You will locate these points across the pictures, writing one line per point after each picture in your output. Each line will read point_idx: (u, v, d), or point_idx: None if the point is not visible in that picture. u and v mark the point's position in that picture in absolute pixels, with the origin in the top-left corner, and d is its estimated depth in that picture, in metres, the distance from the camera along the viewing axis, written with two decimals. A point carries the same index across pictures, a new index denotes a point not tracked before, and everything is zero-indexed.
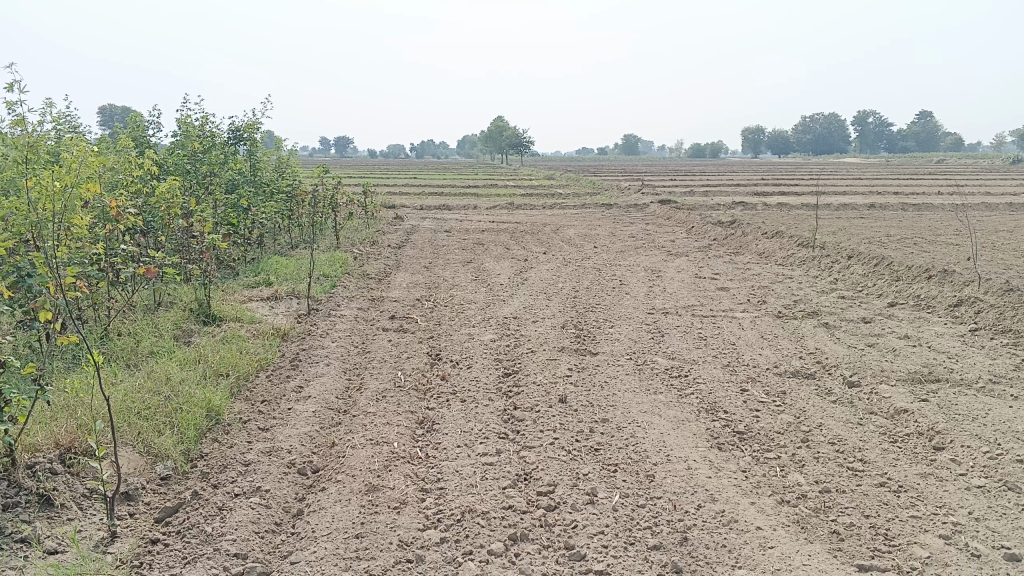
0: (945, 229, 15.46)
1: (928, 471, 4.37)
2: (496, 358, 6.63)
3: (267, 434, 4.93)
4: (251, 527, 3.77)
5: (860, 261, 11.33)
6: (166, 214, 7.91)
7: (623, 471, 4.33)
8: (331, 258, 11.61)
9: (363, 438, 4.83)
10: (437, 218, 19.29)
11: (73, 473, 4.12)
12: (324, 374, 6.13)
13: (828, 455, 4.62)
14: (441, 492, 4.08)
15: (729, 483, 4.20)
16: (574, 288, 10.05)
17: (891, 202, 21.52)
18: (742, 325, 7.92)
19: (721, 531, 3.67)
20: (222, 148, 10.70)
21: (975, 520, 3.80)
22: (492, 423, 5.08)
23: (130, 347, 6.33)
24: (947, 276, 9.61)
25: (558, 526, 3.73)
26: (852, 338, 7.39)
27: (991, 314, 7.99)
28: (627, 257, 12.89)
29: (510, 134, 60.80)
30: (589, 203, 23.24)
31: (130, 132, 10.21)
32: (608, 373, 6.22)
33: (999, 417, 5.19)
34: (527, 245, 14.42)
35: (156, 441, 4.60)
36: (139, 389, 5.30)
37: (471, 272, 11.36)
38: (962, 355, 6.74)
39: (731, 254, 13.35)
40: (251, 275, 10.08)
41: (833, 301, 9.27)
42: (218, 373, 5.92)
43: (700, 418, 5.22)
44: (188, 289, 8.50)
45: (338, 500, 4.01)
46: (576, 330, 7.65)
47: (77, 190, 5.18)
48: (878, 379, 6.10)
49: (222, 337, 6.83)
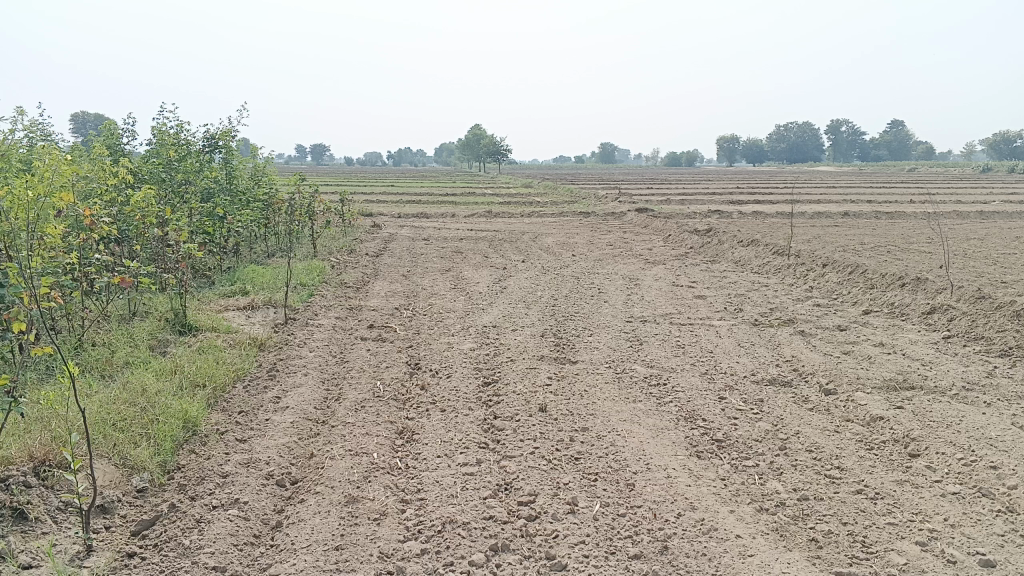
0: (917, 237, 15.69)
1: (904, 478, 4.42)
2: (475, 367, 6.63)
3: (246, 445, 4.89)
4: (229, 539, 3.74)
5: (835, 269, 11.46)
6: (141, 223, 7.84)
7: (604, 480, 4.34)
8: (309, 267, 11.54)
9: (343, 448, 4.80)
10: (415, 226, 19.25)
11: (47, 485, 4.06)
12: (302, 385, 6.09)
13: (805, 462, 4.66)
14: (421, 503, 4.07)
15: (708, 491, 4.23)
16: (553, 296, 10.07)
17: (864, 211, 21.80)
18: (719, 333, 7.98)
19: (701, 540, 3.68)
20: (197, 157, 10.65)
21: (951, 527, 3.85)
22: (472, 433, 5.07)
23: (105, 358, 6.26)
24: (920, 284, 9.75)
25: (539, 536, 3.72)
26: (828, 346, 7.47)
27: (963, 321, 8.11)
28: (605, 265, 12.95)
29: (487, 142, 60.82)
30: (567, 211, 23.31)
31: (103, 140, 10.12)
32: (587, 382, 6.24)
33: (973, 424, 5.27)
34: (504, 253, 14.43)
35: (132, 453, 4.54)
36: (114, 401, 5.24)
37: (449, 281, 11.36)
38: (936, 362, 6.83)
39: (708, 262, 13.45)
40: (227, 285, 10.01)
41: (808, 309, 9.37)
42: (195, 384, 5.86)
43: (679, 426, 5.25)
44: (163, 298, 8.41)
45: (317, 511, 3.98)
46: (555, 338, 7.66)
47: (50, 199, 5.10)
48: (854, 387, 6.17)
49: (199, 347, 6.76)
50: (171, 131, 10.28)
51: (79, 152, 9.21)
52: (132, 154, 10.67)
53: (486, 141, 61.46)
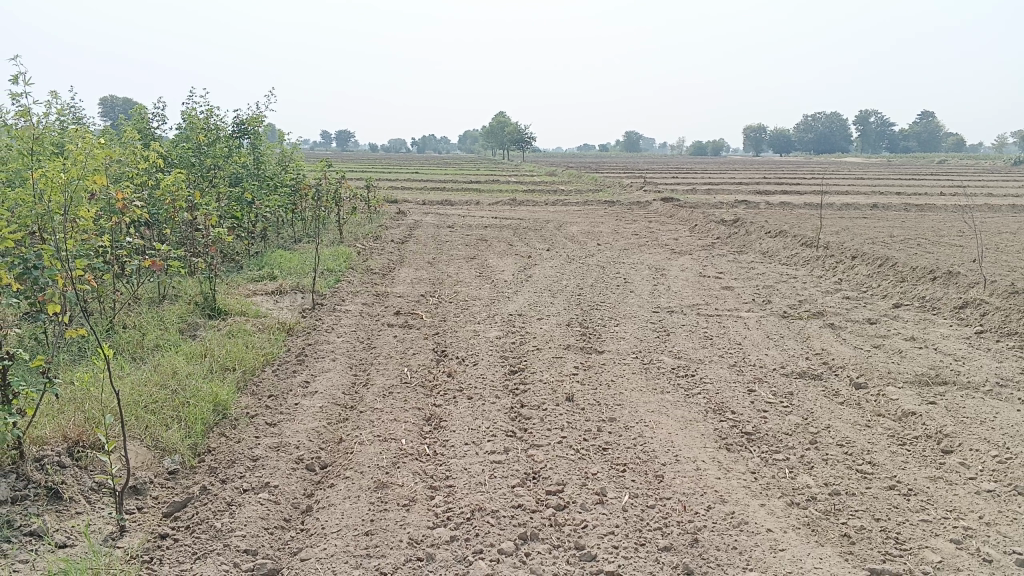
0: (949, 230, 15.46)
1: (937, 474, 4.36)
2: (502, 355, 6.63)
3: (275, 429, 4.92)
4: (260, 523, 3.76)
5: (864, 262, 11.32)
6: (172, 207, 7.89)
7: (632, 471, 4.32)
8: (335, 252, 11.59)
9: (371, 434, 4.82)
10: (439, 213, 19.23)
11: (81, 466, 4.11)
12: (330, 370, 6.13)
13: (836, 456, 4.61)
14: (450, 490, 4.07)
15: (739, 484, 4.20)
16: (579, 285, 10.02)
17: (894, 203, 21.50)
18: (747, 325, 7.92)
19: (732, 533, 3.66)
20: (226, 142, 10.72)
21: (986, 525, 3.79)
22: (500, 421, 5.07)
23: (136, 340, 6.33)
24: (952, 278, 9.60)
25: (568, 526, 3.71)
26: (858, 339, 7.39)
27: (997, 316, 7.98)
28: (631, 254, 12.90)
29: (511, 130, 60.63)
30: (592, 199, 23.23)
31: (134, 124, 10.20)
32: (614, 372, 6.21)
33: (1008, 420, 5.18)
34: (529, 241, 14.41)
35: (164, 436, 4.59)
36: (146, 383, 5.29)
37: (475, 268, 11.35)
38: (968, 358, 6.73)
39: (735, 253, 13.34)
40: (255, 269, 10.08)
41: (838, 302, 9.26)
42: (224, 367, 5.91)
43: (708, 418, 5.21)
44: (193, 282, 8.49)
45: (347, 497, 4.00)
46: (581, 328, 7.64)
47: (83, 182, 5.13)
48: (885, 381, 6.10)
49: (228, 331, 6.81)
50: (201, 116, 10.34)
51: (110, 136, 9.30)
52: (162, 140, 10.75)
53: (510, 129, 61.30)
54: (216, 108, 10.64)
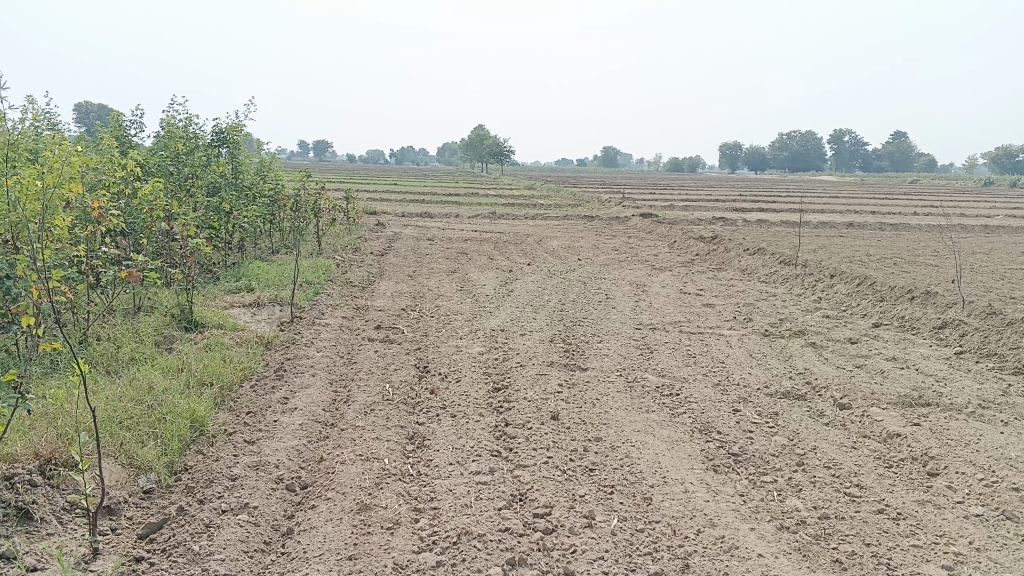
0: (924, 250, 15.63)
1: (926, 498, 4.34)
2: (485, 371, 6.55)
3: (254, 447, 4.80)
4: (240, 546, 3.65)
5: (843, 281, 11.39)
6: (149, 217, 7.77)
7: (620, 493, 4.26)
8: (314, 264, 11.45)
9: (353, 453, 4.72)
10: (418, 225, 19.14)
11: (53, 485, 3.98)
12: (310, 386, 6.01)
13: (824, 479, 4.58)
14: (435, 512, 3.98)
15: (727, 507, 4.15)
16: (561, 300, 9.98)
17: (870, 221, 21.78)
18: (730, 344, 7.91)
19: (722, 558, 3.61)
20: (205, 151, 10.58)
21: (977, 551, 3.77)
22: (484, 440, 4.99)
23: (110, 353, 6.18)
24: (930, 298, 9.67)
25: (556, 550, 3.64)
26: (840, 359, 7.40)
27: (975, 337, 8.02)
28: (612, 270, 12.90)
29: (491, 143, 60.74)
30: (571, 214, 23.27)
31: (111, 132, 10.04)
32: (599, 390, 6.15)
33: (992, 443, 5.18)
34: (510, 255, 14.36)
35: (139, 453, 4.46)
36: (121, 398, 5.15)
37: (456, 282, 11.28)
38: (949, 378, 6.75)
39: (715, 269, 13.39)
40: (232, 280, 9.94)
41: (818, 320, 9.29)
42: (201, 382, 5.78)
43: (694, 438, 5.17)
44: (169, 293, 8.34)
45: (329, 519, 3.90)
46: (565, 344, 7.58)
47: (59, 191, 4.99)
48: (869, 401, 6.09)
49: (205, 344, 6.68)
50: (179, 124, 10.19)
51: (87, 144, 9.14)
52: (139, 147, 10.58)
53: (489, 141, 61.44)
54: (195, 116, 10.50)
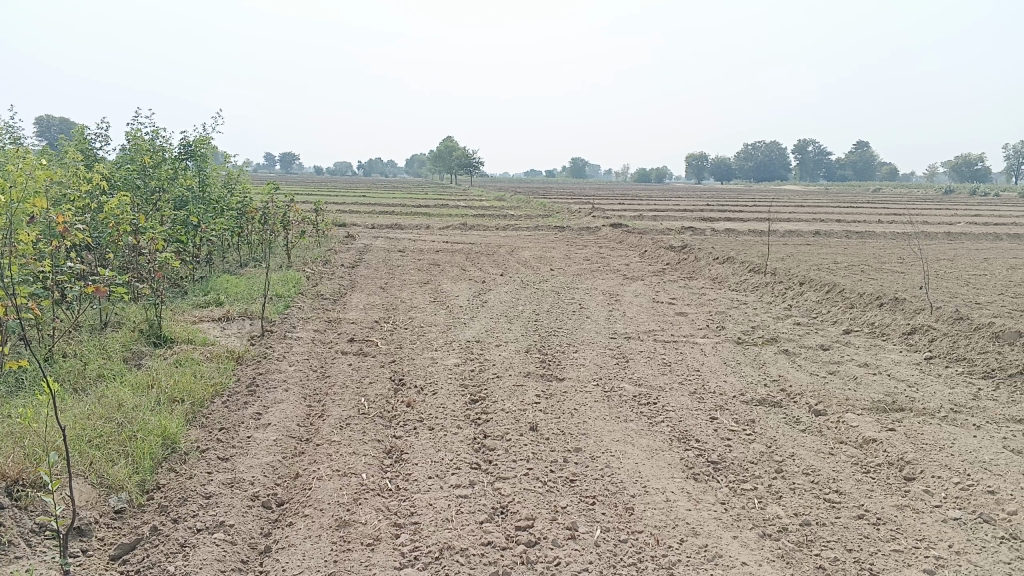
0: (890, 257, 15.88)
1: (904, 503, 4.37)
2: (462, 383, 6.50)
3: (228, 463, 4.71)
4: (216, 565, 3.57)
5: (812, 288, 11.50)
6: (115, 231, 7.62)
7: (602, 503, 4.23)
8: (285, 277, 11.32)
9: (330, 468, 4.64)
10: (389, 237, 19.03)
11: (21, 506, 3.86)
12: (284, 401, 5.91)
13: (803, 486, 4.59)
14: (416, 527, 3.92)
15: (709, 515, 4.14)
16: (535, 311, 9.96)
17: (835, 229, 22.12)
18: (704, 352, 7.93)
19: (707, 567, 3.60)
20: (172, 163, 10.42)
21: (957, 554, 3.80)
22: (463, 452, 4.94)
23: (76, 370, 6.04)
24: (898, 304, 9.80)
25: (540, 563, 3.60)
26: (813, 365, 7.46)
27: (944, 342, 8.13)
28: (585, 280, 12.91)
29: (460, 154, 60.70)
30: (542, 224, 23.31)
31: (75, 145, 9.86)
32: (576, 400, 6.13)
33: (965, 447, 5.24)
34: (482, 266, 14.33)
35: (110, 472, 4.35)
36: (90, 416, 5.03)
37: (429, 294, 11.21)
38: (921, 383, 6.82)
39: (686, 278, 13.46)
40: (201, 294, 9.79)
41: (790, 328, 9.36)
42: (171, 399, 5.66)
43: (673, 447, 5.16)
44: (137, 308, 8.19)
45: (307, 536, 3.83)
46: (540, 355, 7.55)
47: (21, 206, 4.86)
48: (844, 407, 6.14)
49: (175, 360, 6.56)
50: (146, 137, 10.03)
51: (49, 157, 8.95)
52: (104, 160, 10.40)
53: (458, 153, 61.46)
54: (162, 129, 10.35)
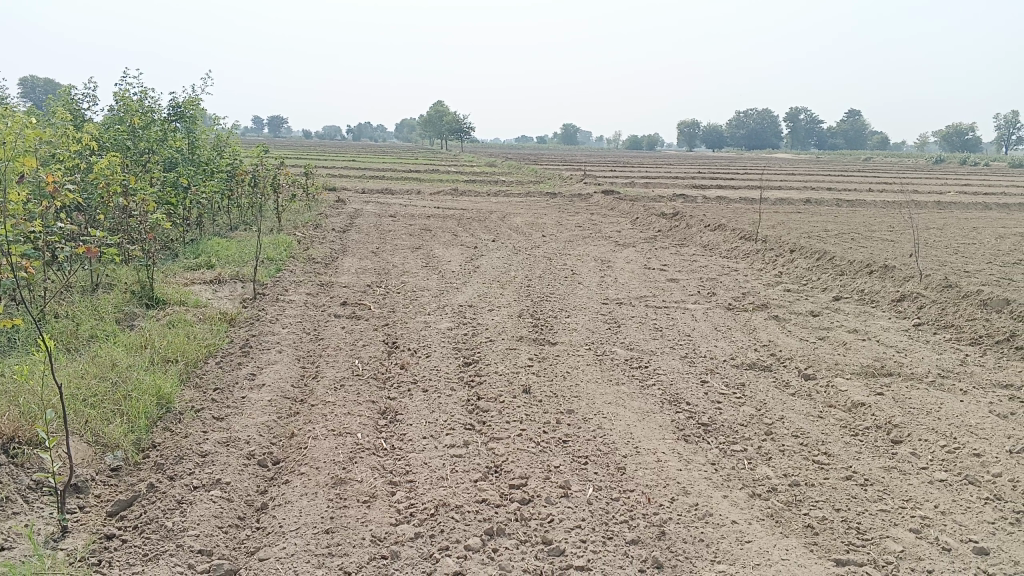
0: (881, 225, 15.95)
1: (891, 465, 4.44)
2: (454, 347, 6.53)
3: (223, 423, 4.74)
4: (214, 521, 3.62)
5: (803, 255, 11.55)
6: (106, 192, 7.57)
7: (594, 463, 4.29)
8: (275, 240, 11.29)
9: (325, 428, 4.67)
10: (379, 202, 18.94)
11: (18, 464, 3.88)
12: (277, 362, 5.94)
13: (793, 447, 4.66)
14: (411, 485, 3.97)
15: (700, 475, 4.21)
16: (527, 276, 9.97)
17: (827, 197, 22.19)
18: (695, 317, 7.99)
19: (697, 525, 3.66)
20: (161, 125, 10.31)
21: (942, 514, 3.88)
22: (457, 413, 4.98)
23: (69, 330, 6.04)
24: (888, 272, 9.86)
25: (534, 520, 3.66)
26: (803, 331, 7.53)
27: (933, 309, 8.20)
28: (576, 246, 12.89)
29: (449, 119, 60.17)
30: (534, 190, 23.26)
31: (62, 106, 9.75)
32: (569, 364, 6.18)
33: (952, 411, 5.32)
34: (474, 231, 14.30)
35: (105, 431, 4.36)
36: (84, 376, 5.04)
37: (421, 258, 11.20)
38: (910, 349, 6.89)
39: (677, 245, 13.50)
40: (192, 257, 9.74)
41: (781, 294, 9.42)
42: (165, 359, 5.68)
43: (664, 409, 5.22)
44: (128, 269, 8.17)
45: (304, 493, 3.87)
46: (533, 319, 7.58)
47: (13, 163, 4.81)
48: (833, 372, 6.22)
49: (168, 321, 6.56)
50: (134, 98, 9.92)
51: (36, 117, 8.85)
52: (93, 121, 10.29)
53: (448, 118, 60.91)
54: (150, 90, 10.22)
